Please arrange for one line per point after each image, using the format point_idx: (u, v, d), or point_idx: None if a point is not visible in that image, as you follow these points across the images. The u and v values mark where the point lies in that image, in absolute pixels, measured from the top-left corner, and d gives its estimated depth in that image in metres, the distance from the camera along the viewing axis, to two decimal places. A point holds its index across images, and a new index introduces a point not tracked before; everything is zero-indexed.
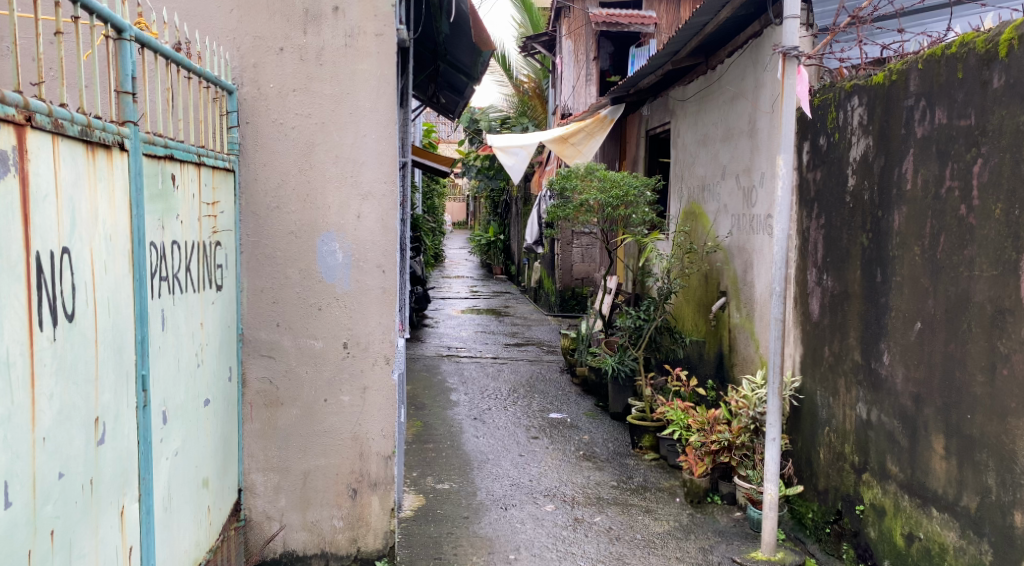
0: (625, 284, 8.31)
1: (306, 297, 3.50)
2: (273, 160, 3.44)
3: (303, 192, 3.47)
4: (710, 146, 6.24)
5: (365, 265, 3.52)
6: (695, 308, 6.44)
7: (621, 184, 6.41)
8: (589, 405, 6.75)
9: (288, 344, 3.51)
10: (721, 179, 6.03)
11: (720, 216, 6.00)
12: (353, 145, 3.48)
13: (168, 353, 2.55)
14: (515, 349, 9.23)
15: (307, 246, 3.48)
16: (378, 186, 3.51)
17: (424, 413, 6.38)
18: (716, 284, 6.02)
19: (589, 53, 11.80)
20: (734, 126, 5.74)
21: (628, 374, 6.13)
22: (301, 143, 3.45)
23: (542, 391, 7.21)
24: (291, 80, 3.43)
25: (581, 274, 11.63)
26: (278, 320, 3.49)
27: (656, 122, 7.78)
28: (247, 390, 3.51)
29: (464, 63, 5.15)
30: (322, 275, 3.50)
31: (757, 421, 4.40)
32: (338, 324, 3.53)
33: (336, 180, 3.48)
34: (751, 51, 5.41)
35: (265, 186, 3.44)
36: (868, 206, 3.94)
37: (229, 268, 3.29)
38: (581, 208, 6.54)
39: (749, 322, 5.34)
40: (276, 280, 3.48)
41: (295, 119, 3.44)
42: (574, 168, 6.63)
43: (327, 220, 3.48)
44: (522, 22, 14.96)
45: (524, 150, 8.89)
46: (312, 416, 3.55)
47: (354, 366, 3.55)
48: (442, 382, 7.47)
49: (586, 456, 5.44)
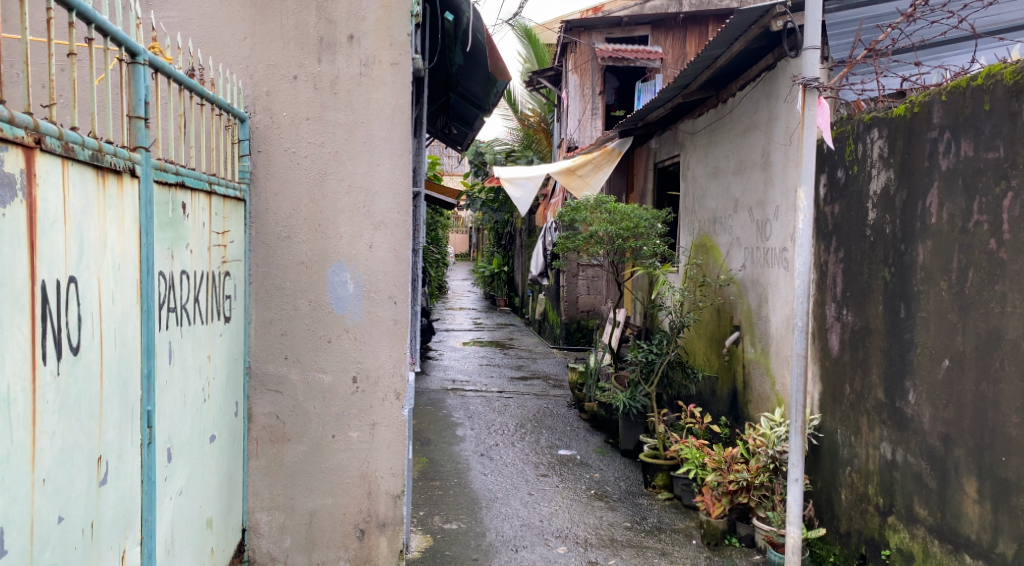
0: (634, 317, 8.22)
1: (316, 329, 3.40)
2: (284, 189, 3.36)
3: (314, 223, 3.39)
4: (722, 179, 6.20)
5: (377, 297, 3.43)
6: (707, 342, 6.35)
7: (631, 216, 6.34)
8: (598, 441, 6.61)
9: (296, 378, 3.40)
10: (733, 212, 5.97)
11: (733, 249, 5.93)
12: (365, 175, 3.41)
13: (174, 386, 2.45)
14: (521, 383, 9.09)
15: (318, 277, 3.39)
16: (391, 216, 3.43)
17: (429, 449, 6.23)
18: (729, 318, 5.93)
19: (595, 88, 11.83)
20: (747, 158, 5.70)
21: (640, 410, 6.01)
22: (313, 172, 3.38)
23: (550, 427, 7.07)
24: (304, 109, 3.36)
25: (587, 306, 11.51)
26: (286, 354, 3.39)
27: (665, 155, 7.75)
28: (253, 426, 3.39)
29: (476, 94, 5.11)
30: (332, 306, 3.41)
31: (776, 461, 4.31)
32: (348, 357, 3.42)
33: (348, 210, 3.40)
34: (764, 84, 5.39)
35: (276, 216, 3.36)
36: (891, 240, 3.86)
37: (238, 299, 3.20)
38: (589, 240, 6.48)
39: (765, 358, 5.25)
40: (285, 311, 3.38)
41: (308, 148, 3.37)
42: (584, 200, 6.53)
43: (339, 250, 3.40)
44: (528, 56, 15.16)
45: (532, 182, 8.84)
46: (319, 453, 3.43)
47: (364, 402, 3.44)
48: (447, 417, 7.31)
49: (597, 496, 5.29)
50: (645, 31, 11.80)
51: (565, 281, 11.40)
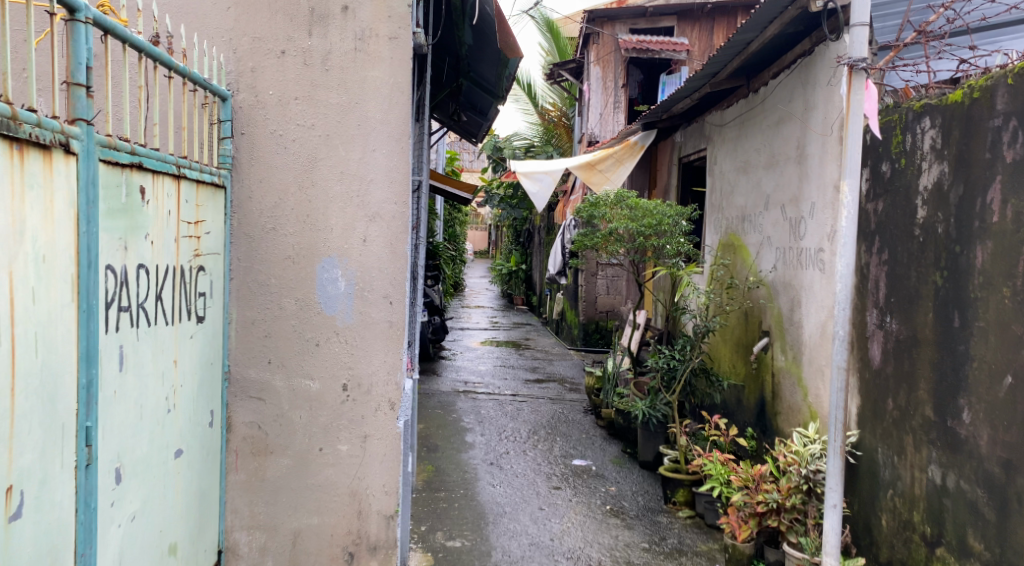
0: (655, 319, 7.86)
1: (303, 331, 3.09)
2: (269, 176, 3.05)
3: (301, 214, 3.07)
4: (752, 174, 5.81)
5: (371, 296, 3.12)
6: (733, 347, 5.98)
7: (654, 213, 5.97)
8: (615, 451, 6.26)
9: (281, 385, 3.08)
10: (764, 210, 5.59)
11: (763, 248, 5.54)
12: (359, 161, 3.09)
13: (128, 397, 2.14)
14: (535, 386, 8.74)
15: (306, 274, 3.08)
16: (388, 207, 3.11)
17: (436, 456, 5.92)
18: (757, 323, 5.57)
19: (618, 81, 11.57)
20: (780, 151, 5.31)
21: (661, 420, 5.63)
22: (302, 157, 3.06)
23: (565, 434, 6.72)
24: (293, 87, 3.05)
25: (606, 307, 11.16)
26: (270, 357, 3.08)
27: (690, 149, 7.37)
28: (232, 436, 3.08)
29: (488, 78, 4.78)
30: (320, 306, 3.09)
31: (810, 482, 3.96)
32: (337, 361, 3.10)
33: (339, 200, 3.08)
34: (800, 71, 5.00)
35: (261, 206, 3.05)
36: (943, 240, 3.47)
37: (216, 297, 2.88)
38: (608, 237, 6.11)
39: (797, 367, 4.95)
40: (269, 310, 3.07)
41: (296, 131, 3.06)
42: (603, 195, 6.20)
43: (329, 244, 3.08)
44: (549, 49, 14.80)
45: (550, 177, 8.50)
46: (304, 467, 3.11)
47: (355, 412, 3.12)
48: (457, 422, 6.99)
49: (613, 512, 4.94)
50: (671, 22, 11.40)
51: (583, 281, 11.04)
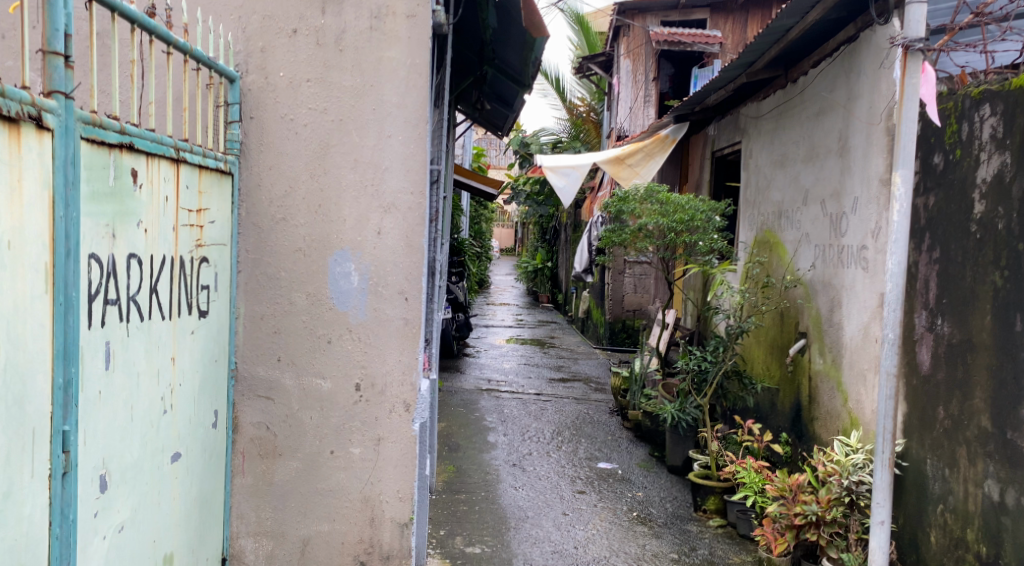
0: (685, 319, 7.61)
1: (314, 327, 2.91)
2: (280, 162, 2.88)
3: (313, 203, 2.90)
4: (790, 167, 5.54)
5: (386, 292, 2.94)
6: (767, 349, 5.74)
7: (686, 208, 5.71)
8: (642, 455, 6.04)
9: (290, 384, 2.91)
10: (802, 205, 5.32)
11: (801, 246, 5.27)
12: (375, 148, 2.91)
13: (116, 397, 1.99)
14: (560, 386, 8.52)
15: (317, 266, 2.90)
16: (405, 196, 2.93)
17: (457, 456, 5.73)
18: (793, 324, 5.31)
19: (647, 74, 11.33)
20: (820, 143, 5.04)
21: (690, 423, 5.40)
22: (314, 142, 2.89)
23: (590, 436, 6.51)
24: (305, 69, 2.87)
25: (633, 306, 10.90)
26: (279, 354, 2.90)
27: (724, 142, 7.10)
28: (239, 438, 2.92)
29: (513, 64, 4.57)
30: (332, 301, 2.91)
31: (851, 493, 3.74)
32: (350, 359, 2.93)
33: (353, 188, 2.90)
34: (843, 59, 4.74)
35: (271, 195, 2.88)
36: (1004, 238, 3.21)
37: (221, 291, 2.71)
38: (638, 233, 5.89)
39: (836, 370, 4.70)
40: (278, 305, 2.90)
41: (308, 115, 2.88)
42: (632, 189, 5.94)
43: (342, 235, 2.91)
44: (578, 43, 14.55)
45: (576, 171, 8.26)
46: (314, 472, 2.94)
47: (368, 413, 2.94)
48: (479, 421, 6.80)
49: (640, 519, 4.72)
50: (704, 14, 11.11)
51: (611, 278, 10.80)
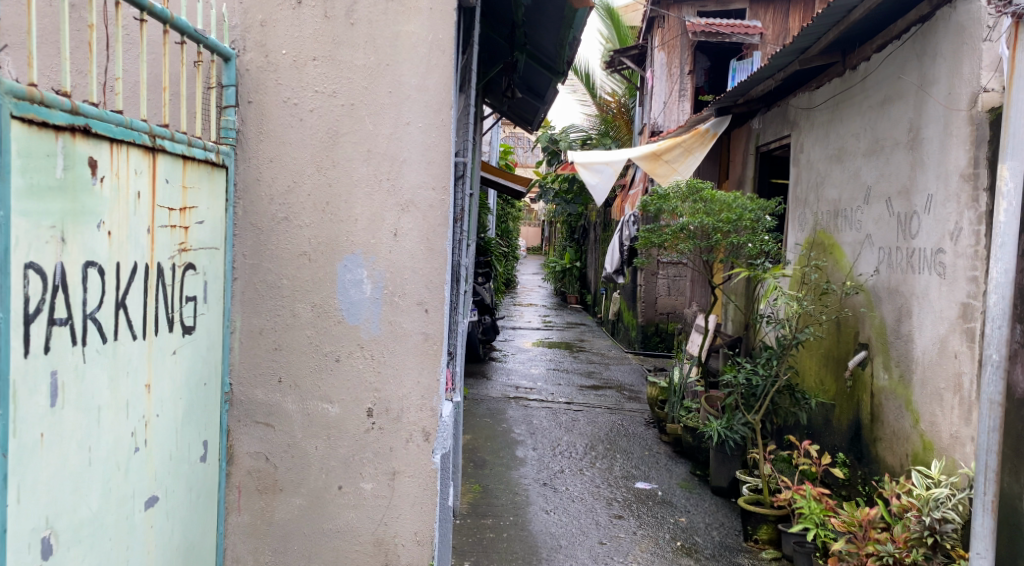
0: (727, 325, 7.16)
1: (320, 344, 2.53)
2: (282, 154, 2.50)
3: (319, 200, 2.51)
4: (849, 162, 5.06)
5: (403, 303, 2.56)
6: (821, 360, 5.28)
7: (733, 206, 5.29)
8: (683, 474, 5.59)
9: (294, 408, 2.53)
10: (863, 203, 4.85)
11: (862, 249, 4.80)
12: (391, 136, 2.52)
13: (68, 440, 1.63)
14: (592, 394, 8.09)
15: (324, 274, 2.52)
16: (424, 193, 2.54)
17: (483, 474, 5.33)
18: (853, 334, 4.85)
19: (683, 67, 10.78)
20: (887, 135, 4.56)
21: (739, 442, 4.95)
22: (321, 130, 2.50)
23: (626, 451, 6.08)
24: (311, 45, 2.48)
25: (666, 308, 10.43)
26: (280, 375, 2.53)
27: (770, 136, 6.62)
28: (235, 470, 2.54)
29: (547, 48, 4.23)
30: (342, 314, 2.53)
31: (931, 532, 3.29)
32: (361, 380, 2.54)
33: (366, 183, 2.52)
34: (915, 40, 4.25)
35: (271, 191, 2.50)
36: None
37: (212, 302, 2.34)
38: (679, 234, 5.43)
39: (904, 387, 4.23)
40: (280, 318, 2.52)
41: (314, 99, 2.49)
42: (673, 186, 5.50)
43: (352, 237, 2.52)
44: (609, 36, 14.10)
45: (610, 167, 7.82)
46: (319, 510, 2.55)
47: (382, 443, 2.55)
48: (507, 433, 6.38)
49: (685, 550, 4.29)
50: (743, 3, 10.60)
51: (643, 280, 10.38)
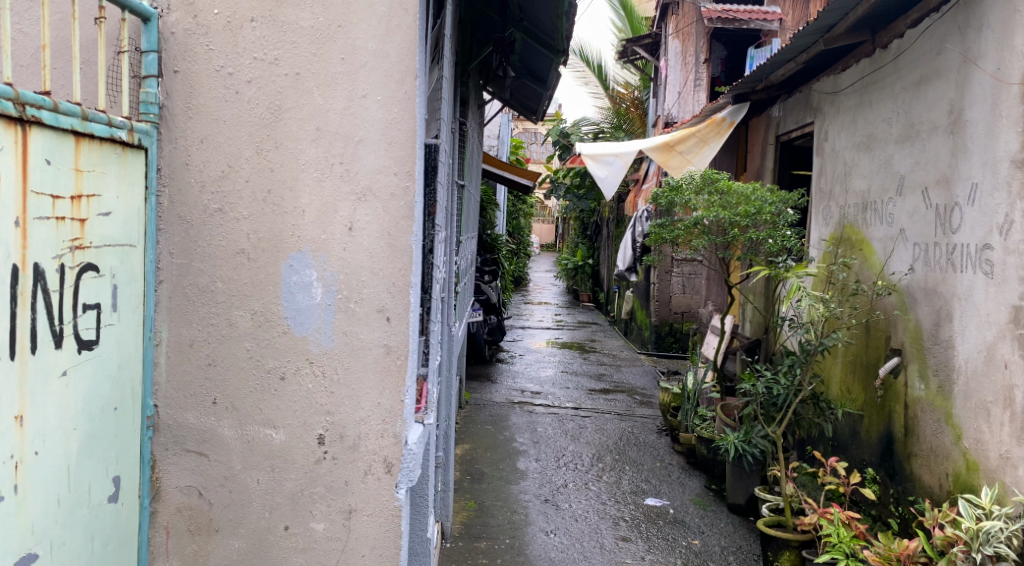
0: (744, 327, 6.73)
1: (262, 358, 2.14)
2: (214, 133, 2.11)
3: (259, 188, 2.12)
4: (880, 149, 4.61)
5: (360, 310, 2.16)
6: (848, 366, 4.84)
7: (752, 199, 4.85)
8: (697, 488, 5.17)
9: (231, 435, 2.15)
10: (896, 194, 4.40)
11: (895, 245, 4.35)
12: (344, 112, 2.12)
13: None
14: (601, 398, 7.67)
15: (264, 276, 2.13)
16: (384, 180, 2.14)
17: (479, 490, 4.93)
18: (883, 339, 4.41)
19: (698, 55, 10.41)
20: (924, 118, 4.11)
21: (758, 457, 4.52)
22: (261, 104, 2.10)
23: (636, 463, 5.67)
24: (248, 4, 2.09)
25: (681, 307, 9.96)
26: (215, 395, 2.14)
27: (792, 123, 6.17)
28: (161, 507, 2.15)
29: (545, 23, 3.83)
30: (287, 324, 2.14)
31: None
32: (311, 401, 2.15)
33: (315, 167, 2.12)
34: (958, 11, 3.79)
35: (203, 177, 2.11)
36: None
37: (125, 310, 1.95)
38: (692, 230, 5.02)
39: (944, 398, 3.79)
40: (213, 328, 2.13)
41: (252, 68, 2.10)
42: (686, 177, 5.10)
43: (299, 233, 2.13)
44: (622, 27, 13.65)
45: (620, 159, 7.40)
46: (261, 554, 2.17)
47: (335, 476, 2.16)
48: (508, 442, 5.97)
49: None
50: None
51: (656, 278, 9.94)
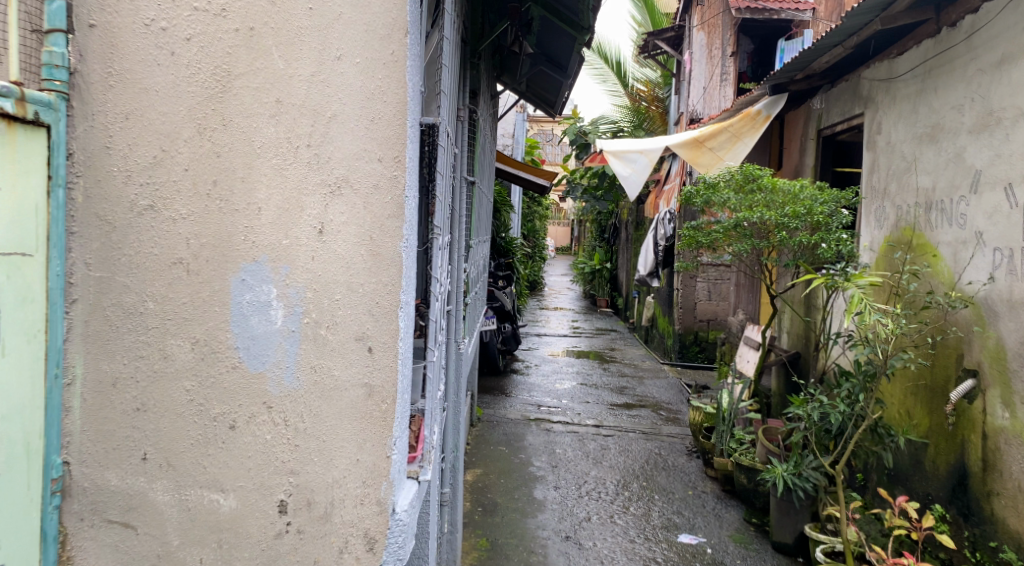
0: (782, 339, 6.18)
1: (206, 403, 1.63)
2: (142, 106, 1.60)
3: (202, 179, 1.61)
4: (948, 140, 4.05)
5: (334, 339, 1.66)
6: (909, 387, 4.28)
7: (800, 199, 4.31)
8: (735, 522, 4.63)
9: (165, 501, 1.64)
10: (969, 192, 3.83)
11: (969, 250, 3.79)
12: (313, 81, 1.62)
13: None
14: (624, 414, 7.13)
15: (208, 295, 1.63)
16: (365, 170, 1.66)
17: (493, 524, 4.42)
18: (954, 358, 3.85)
19: (725, 48, 9.78)
20: (1007, 104, 3.55)
21: (810, 492, 3.97)
22: (205, 68, 1.60)
23: (666, 491, 5.13)
24: None
25: (706, 315, 9.41)
26: (145, 449, 1.64)
27: (837, 116, 5.61)
28: None
29: None
30: (239, 357, 1.64)
31: None
32: (271, 457, 1.65)
33: (275, 152, 1.62)
34: None
35: (128, 164, 1.61)
36: None
37: (10, 340, 1.45)
38: (730, 233, 4.54)
39: None
40: (142, 362, 1.63)
41: (191, 21, 1.59)
42: (725, 173, 4.58)
43: (252, 237, 1.63)
44: (642, 22, 13.09)
45: (644, 157, 6.83)
46: None
47: (302, 555, 1.67)
48: (524, 467, 5.44)
49: None
50: None
51: (680, 284, 9.41)
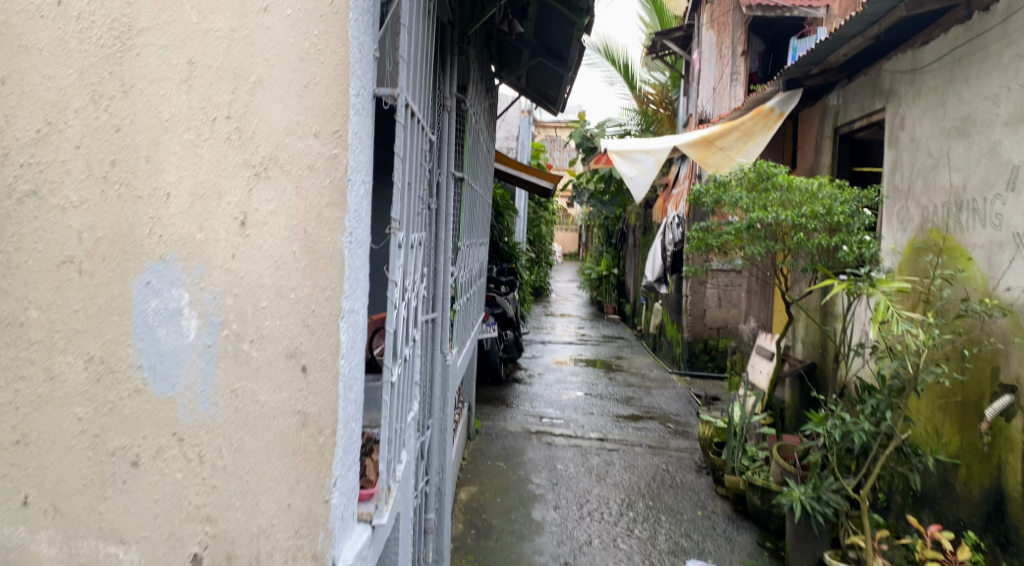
0: (797, 349, 5.82)
1: (102, 435, 1.32)
2: (22, 69, 1.30)
3: (98, 159, 1.31)
4: (982, 132, 3.71)
5: (259, 358, 1.34)
6: (939, 402, 3.92)
7: (818, 198, 3.97)
8: (748, 547, 4.28)
9: (51, 556, 1.34)
10: (1006, 188, 3.49)
11: (1007, 253, 3.43)
12: (233, 40, 1.32)
13: None
14: (630, 427, 6.78)
15: (104, 302, 1.32)
16: (298, 145, 1.34)
17: (486, 549, 4.09)
18: (990, 372, 3.49)
19: (736, 47, 9.46)
20: None
21: (831, 517, 3.61)
22: (98, 22, 1.30)
23: (673, 512, 4.79)
24: None
25: (717, 322, 9.09)
26: (27, 492, 1.33)
27: (856, 111, 5.26)
28: None
29: None
30: (142, 378, 1.33)
31: None
32: (179, 502, 1.33)
33: (185, 125, 1.31)
34: None
35: (6, 141, 1.31)
36: None
37: None
38: (742, 235, 4.21)
39: None
40: (22, 384, 1.33)
41: None
42: (736, 171, 4.26)
43: (158, 230, 1.32)
44: (650, 23, 12.77)
45: (652, 157, 6.52)
46: None
47: None
48: (522, 484, 5.11)
49: None
50: None
51: (690, 290, 9.09)
